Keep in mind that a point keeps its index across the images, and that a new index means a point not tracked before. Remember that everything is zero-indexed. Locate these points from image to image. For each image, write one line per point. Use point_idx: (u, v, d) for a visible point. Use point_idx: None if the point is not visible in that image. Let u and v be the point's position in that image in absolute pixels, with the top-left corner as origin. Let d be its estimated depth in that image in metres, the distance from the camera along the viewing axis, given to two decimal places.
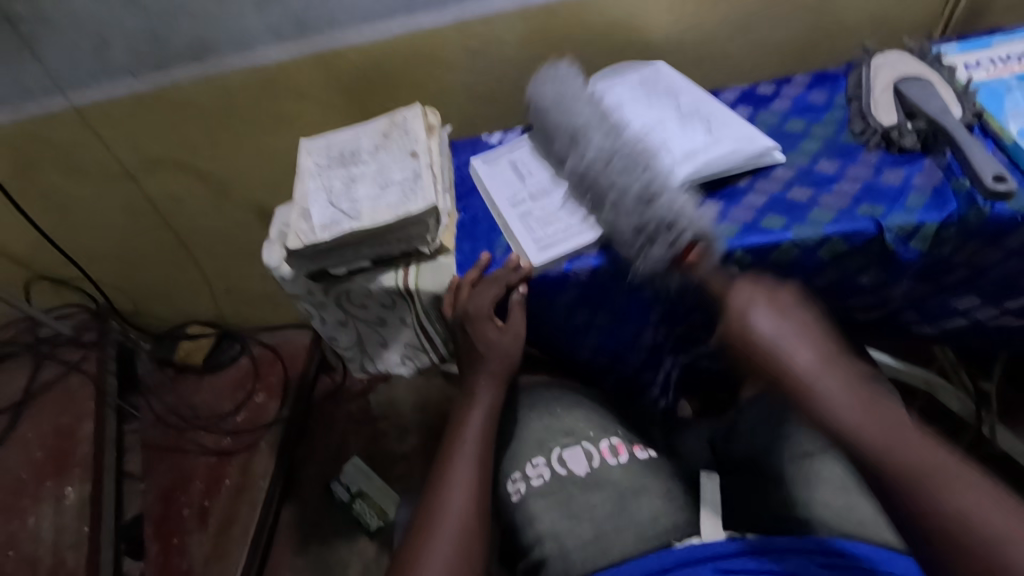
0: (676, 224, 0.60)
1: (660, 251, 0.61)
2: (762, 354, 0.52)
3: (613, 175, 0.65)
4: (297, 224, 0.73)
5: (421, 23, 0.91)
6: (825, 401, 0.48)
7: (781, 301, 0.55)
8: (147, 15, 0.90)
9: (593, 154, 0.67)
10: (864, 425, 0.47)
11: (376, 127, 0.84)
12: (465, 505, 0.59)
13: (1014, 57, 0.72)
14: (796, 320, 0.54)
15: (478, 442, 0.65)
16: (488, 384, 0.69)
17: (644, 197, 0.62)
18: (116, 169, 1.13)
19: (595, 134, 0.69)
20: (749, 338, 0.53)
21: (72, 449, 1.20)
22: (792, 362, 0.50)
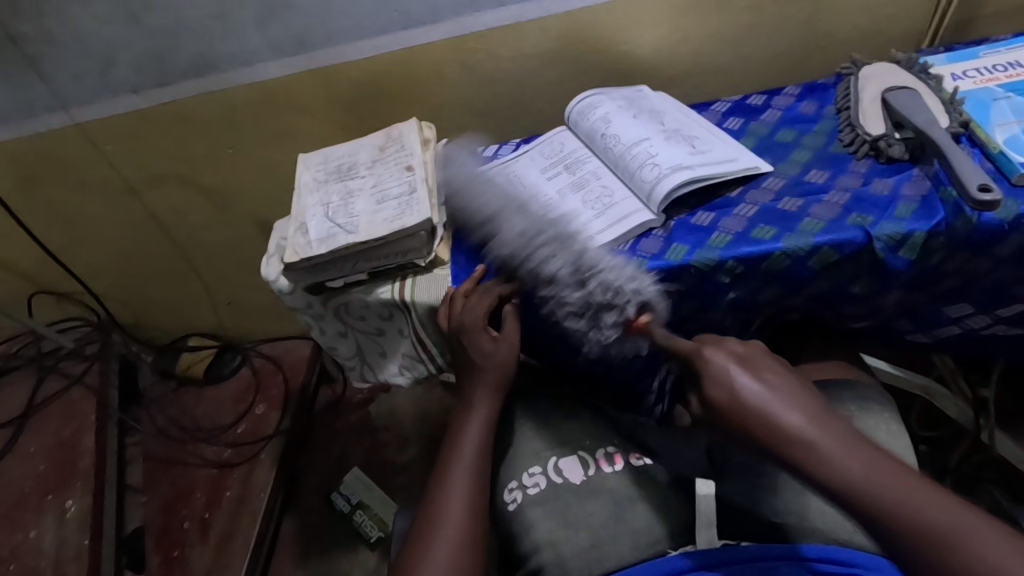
0: (619, 293, 0.64)
1: (608, 328, 0.65)
2: (751, 418, 0.46)
3: (540, 258, 0.66)
4: (295, 237, 0.74)
5: (418, 39, 0.93)
6: (820, 462, 0.43)
7: (756, 357, 0.49)
8: (148, 34, 0.92)
9: (508, 244, 0.68)
10: (868, 484, 0.42)
11: (372, 141, 0.85)
12: (463, 515, 0.59)
13: (1001, 67, 0.73)
14: (775, 371, 0.48)
15: (476, 449, 0.65)
16: (486, 393, 0.69)
17: (576, 276, 0.65)
18: (119, 184, 1.14)
19: (505, 223, 0.70)
20: (737, 400, 0.47)
21: (74, 462, 1.20)
22: (785, 425, 0.44)
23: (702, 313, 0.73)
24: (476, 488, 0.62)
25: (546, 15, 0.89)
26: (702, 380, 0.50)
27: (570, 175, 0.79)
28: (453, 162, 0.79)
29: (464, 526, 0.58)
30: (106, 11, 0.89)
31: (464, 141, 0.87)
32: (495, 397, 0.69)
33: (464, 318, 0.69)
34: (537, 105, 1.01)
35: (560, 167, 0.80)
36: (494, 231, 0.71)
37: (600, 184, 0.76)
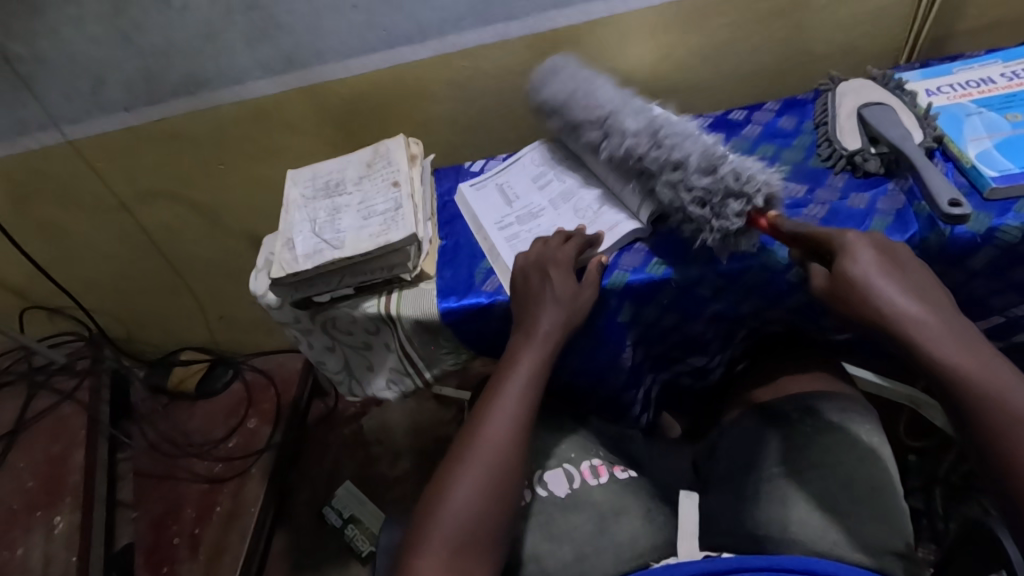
0: (749, 182, 0.60)
1: (732, 211, 0.60)
2: (867, 303, 0.53)
3: (670, 144, 0.65)
4: (281, 253, 0.75)
5: (405, 56, 0.94)
6: (926, 339, 0.51)
7: (891, 255, 0.56)
8: (139, 53, 0.93)
9: (641, 138, 0.67)
10: (955, 358, 0.49)
11: (360, 158, 0.86)
12: (493, 462, 0.56)
13: (973, 83, 0.74)
14: (901, 264, 0.56)
15: (518, 406, 0.59)
16: (551, 327, 0.63)
17: (707, 165, 0.62)
18: (110, 201, 1.15)
19: (626, 114, 0.70)
20: (850, 280, 0.54)
21: (63, 478, 1.20)
22: (899, 303, 0.52)
23: (684, 324, 0.74)
24: (514, 445, 0.57)
25: (531, 33, 0.91)
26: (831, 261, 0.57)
27: (560, 182, 0.79)
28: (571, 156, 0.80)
29: (490, 490, 0.55)
30: (99, 31, 0.91)
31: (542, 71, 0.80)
32: (547, 349, 0.62)
33: (547, 253, 0.67)
34: (524, 120, 1.02)
35: (550, 174, 0.81)
36: (610, 124, 0.71)
37: (591, 190, 0.76)
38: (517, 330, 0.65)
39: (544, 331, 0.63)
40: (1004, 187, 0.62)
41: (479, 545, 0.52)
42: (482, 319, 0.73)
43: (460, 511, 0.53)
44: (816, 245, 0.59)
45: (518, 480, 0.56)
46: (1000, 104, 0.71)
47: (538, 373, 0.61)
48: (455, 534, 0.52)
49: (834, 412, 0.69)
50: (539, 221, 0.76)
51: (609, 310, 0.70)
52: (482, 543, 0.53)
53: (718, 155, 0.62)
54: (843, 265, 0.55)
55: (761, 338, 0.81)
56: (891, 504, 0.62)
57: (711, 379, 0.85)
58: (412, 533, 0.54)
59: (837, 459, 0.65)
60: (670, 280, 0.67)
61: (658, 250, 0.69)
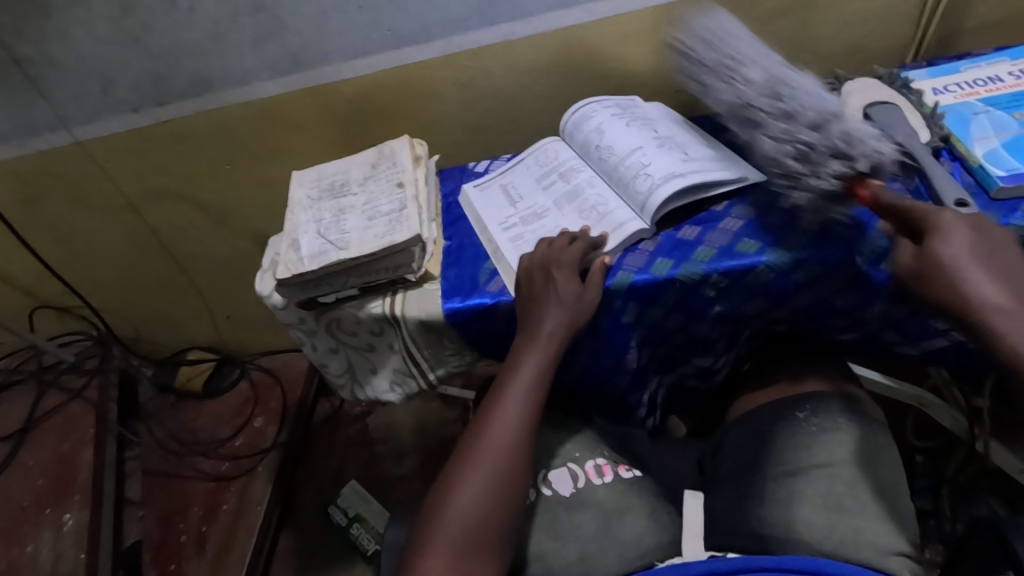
0: (853, 145, 0.60)
1: (833, 169, 0.60)
2: (953, 285, 0.50)
3: (776, 109, 0.65)
4: (287, 254, 0.75)
5: (409, 57, 0.94)
6: (1008, 332, 0.47)
7: (989, 241, 0.52)
8: (147, 54, 0.94)
9: (759, 91, 0.67)
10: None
11: (365, 159, 0.87)
12: (496, 463, 0.56)
13: (981, 82, 0.74)
14: (1005, 254, 0.51)
15: (522, 408, 0.59)
16: (556, 327, 0.63)
17: (815, 122, 0.61)
18: (118, 201, 1.16)
19: (721, 78, 0.70)
20: (941, 262, 0.51)
21: (72, 476, 1.21)
22: (987, 284, 0.49)
23: (689, 325, 0.73)
24: (518, 446, 0.57)
25: (535, 33, 0.91)
26: (922, 238, 0.54)
27: (564, 183, 0.79)
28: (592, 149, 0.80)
29: (495, 490, 0.55)
30: (107, 32, 0.91)
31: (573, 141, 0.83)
32: (551, 350, 0.62)
33: (551, 255, 0.67)
34: (528, 120, 1.02)
35: (554, 175, 0.81)
36: (716, 81, 0.71)
37: (595, 191, 0.76)
38: (521, 332, 0.65)
39: (548, 332, 0.63)
40: (1012, 186, 0.61)
41: (484, 545, 0.53)
42: (486, 319, 0.73)
43: (464, 511, 0.53)
44: (913, 224, 0.56)
45: (522, 481, 0.57)
46: (1008, 102, 0.70)
47: (543, 375, 0.62)
48: (460, 534, 0.52)
49: (839, 413, 0.69)
50: (543, 221, 0.76)
51: (613, 311, 0.70)
52: (487, 542, 0.53)
53: (832, 114, 0.61)
54: (935, 246, 0.51)
55: (764, 340, 0.81)
56: (897, 504, 0.62)
57: (717, 380, 0.84)
58: (417, 533, 0.54)
59: (844, 460, 0.65)
60: (674, 280, 0.67)
61: (663, 251, 0.69)
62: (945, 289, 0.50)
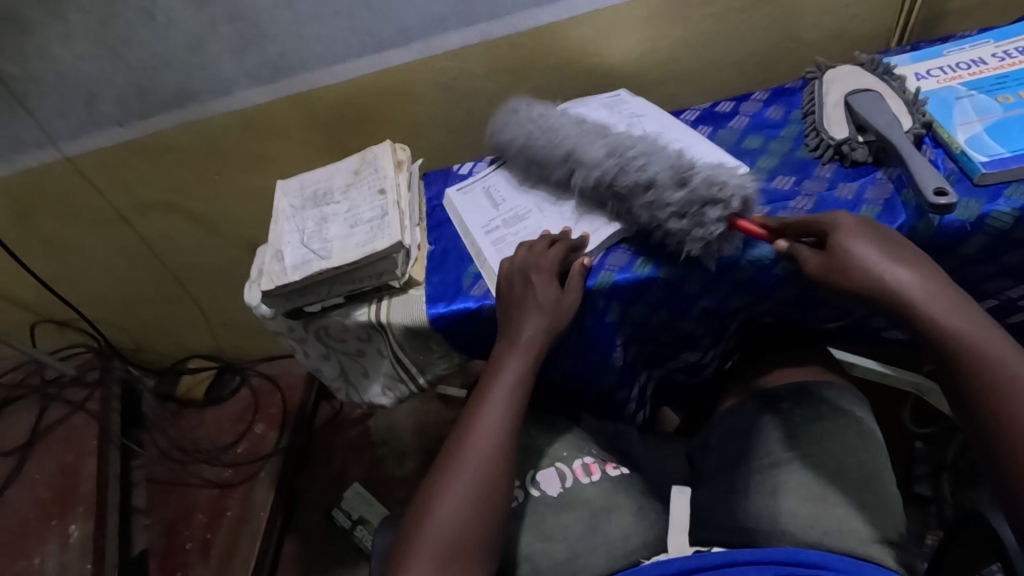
0: (723, 187, 0.62)
1: (711, 217, 0.61)
2: (860, 273, 0.55)
3: (636, 167, 0.66)
4: (271, 264, 0.76)
5: (390, 60, 0.94)
6: (915, 303, 0.53)
7: (882, 236, 0.57)
8: (128, 68, 0.94)
9: (597, 155, 0.69)
10: (940, 317, 0.52)
11: (348, 165, 0.87)
12: (481, 470, 0.56)
13: (963, 65, 0.73)
14: (894, 246, 0.57)
15: (504, 413, 0.60)
16: (535, 329, 0.63)
17: (678, 176, 0.63)
18: (109, 214, 1.17)
19: (558, 138, 0.73)
20: (848, 256, 0.55)
21: (76, 487, 1.22)
22: (891, 268, 0.54)
23: (674, 322, 0.73)
24: (502, 451, 0.58)
25: (514, 31, 0.91)
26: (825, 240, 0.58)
27: (546, 184, 0.79)
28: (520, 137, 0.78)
29: (476, 499, 0.55)
30: (87, 47, 0.91)
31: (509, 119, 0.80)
32: (531, 354, 0.63)
33: (532, 260, 0.66)
34: (511, 119, 1.02)
35: (536, 177, 0.80)
36: (558, 140, 0.73)
37: (577, 192, 0.75)
38: (501, 337, 0.65)
39: (528, 337, 0.63)
40: (995, 172, 0.60)
41: (468, 556, 0.53)
42: (471, 323, 0.73)
43: (445, 522, 0.54)
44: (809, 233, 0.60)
45: (507, 486, 0.57)
46: (990, 86, 0.69)
47: (524, 381, 0.62)
48: (443, 545, 0.53)
49: (824, 402, 0.68)
50: (526, 223, 0.76)
51: (596, 311, 0.70)
52: (471, 552, 0.53)
53: (687, 169, 0.63)
54: (843, 244, 0.56)
55: (755, 328, 0.79)
56: (884, 493, 0.62)
57: (706, 373, 0.84)
58: (401, 543, 0.54)
59: (829, 451, 0.65)
60: (656, 279, 0.66)
61: (645, 248, 0.69)
62: (860, 280, 0.54)
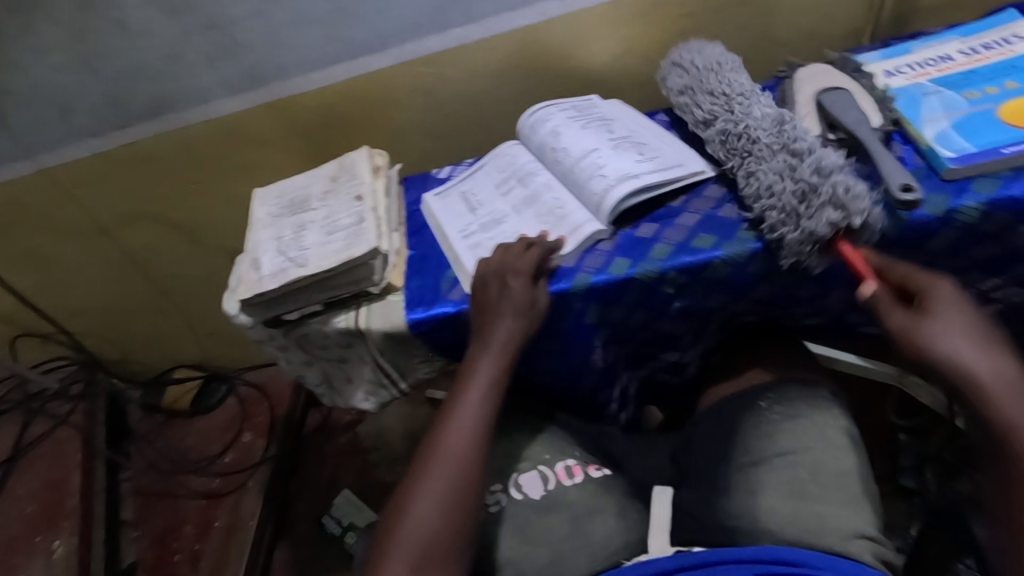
0: (853, 198, 0.59)
1: (827, 216, 0.59)
2: (934, 347, 0.53)
3: (796, 146, 0.65)
4: (248, 274, 0.75)
5: (366, 66, 0.94)
6: (990, 394, 0.50)
7: (969, 316, 0.54)
8: (103, 78, 0.93)
9: (764, 127, 0.68)
10: (1015, 417, 0.49)
11: (325, 173, 0.87)
12: (455, 473, 0.57)
13: (931, 62, 0.74)
14: (983, 328, 0.54)
15: (476, 416, 0.60)
16: (507, 330, 0.63)
17: (817, 168, 0.62)
18: (89, 225, 1.16)
19: (750, 102, 0.72)
20: (927, 333, 0.53)
21: (61, 502, 1.21)
22: (977, 345, 0.52)
23: (652, 322, 0.73)
24: (473, 452, 0.58)
25: (490, 35, 0.91)
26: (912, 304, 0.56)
27: (523, 188, 0.79)
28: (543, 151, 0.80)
29: (448, 503, 0.55)
30: (60, 59, 0.91)
31: (529, 126, 0.83)
32: (502, 354, 0.63)
33: (506, 262, 0.66)
34: (491, 122, 1.02)
35: (512, 181, 0.80)
36: (744, 103, 0.72)
37: (552, 195, 0.75)
38: (475, 338, 0.65)
39: (500, 339, 0.63)
40: (961, 167, 0.61)
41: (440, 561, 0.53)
42: (450, 328, 0.73)
43: (417, 527, 0.54)
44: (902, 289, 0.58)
45: (478, 487, 0.57)
46: (958, 81, 0.70)
47: (498, 385, 0.62)
48: (415, 551, 0.53)
49: (802, 400, 0.69)
50: (502, 226, 0.76)
51: (574, 313, 0.70)
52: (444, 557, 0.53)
53: (835, 165, 0.61)
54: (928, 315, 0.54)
55: (738, 327, 0.79)
56: (862, 486, 0.63)
57: (688, 372, 0.83)
58: (376, 550, 0.55)
59: (805, 447, 0.65)
60: (632, 279, 0.67)
61: (621, 249, 0.69)
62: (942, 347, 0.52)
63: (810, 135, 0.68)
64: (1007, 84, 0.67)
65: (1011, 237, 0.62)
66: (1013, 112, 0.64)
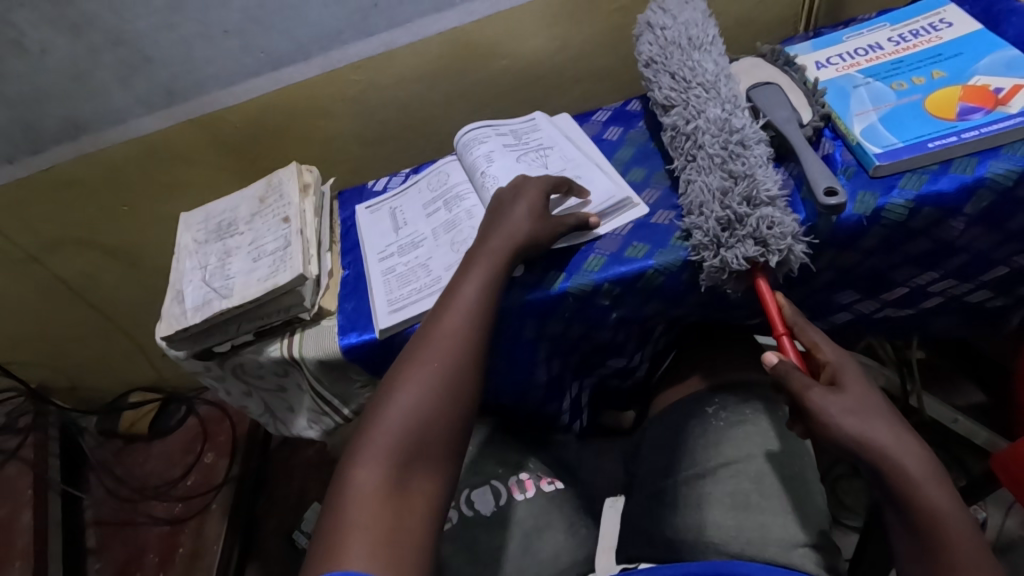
0: (775, 234, 0.58)
1: (744, 251, 0.59)
2: (842, 428, 0.51)
3: (737, 159, 0.62)
4: (171, 308, 0.72)
5: (290, 77, 0.90)
6: (910, 478, 0.48)
7: (867, 390, 0.53)
8: (8, 102, 0.88)
9: (711, 132, 0.65)
10: (936, 500, 0.47)
11: (253, 192, 0.83)
12: (444, 363, 0.53)
13: (861, 52, 0.73)
14: (880, 402, 0.52)
15: (469, 318, 0.57)
16: (510, 227, 0.62)
17: (748, 197, 0.60)
18: (15, 253, 1.10)
19: (708, 96, 0.68)
20: (837, 413, 0.51)
21: (11, 542, 1.17)
22: (894, 425, 0.50)
23: (592, 333, 0.72)
24: (468, 345, 0.55)
25: (417, 39, 0.88)
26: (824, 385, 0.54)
27: (447, 212, 0.77)
28: (480, 166, 0.76)
29: (436, 398, 0.51)
30: None
31: (465, 146, 0.79)
32: (506, 250, 0.61)
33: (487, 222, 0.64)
34: (429, 127, 0.98)
35: (439, 204, 0.78)
36: (701, 95, 0.68)
37: (472, 224, 0.73)
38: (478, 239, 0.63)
39: (508, 235, 0.62)
40: (889, 163, 0.60)
41: (427, 458, 0.49)
42: (386, 354, 0.71)
43: (401, 422, 0.50)
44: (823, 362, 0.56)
45: (473, 382, 0.54)
46: (886, 71, 0.69)
47: (492, 291, 0.59)
48: (398, 445, 0.48)
49: (746, 405, 0.68)
50: (419, 254, 0.74)
51: (512, 330, 0.68)
52: (430, 454, 0.49)
53: (766, 196, 0.60)
54: (832, 393, 0.52)
55: (684, 327, 0.78)
56: (811, 490, 0.62)
57: (637, 377, 0.83)
58: (355, 441, 0.50)
59: (749, 455, 0.65)
60: (566, 294, 0.65)
61: (556, 261, 0.67)
62: (862, 428, 0.50)
63: (747, 127, 0.65)
64: (934, 74, 0.66)
65: (941, 230, 0.61)
66: (939, 104, 0.63)
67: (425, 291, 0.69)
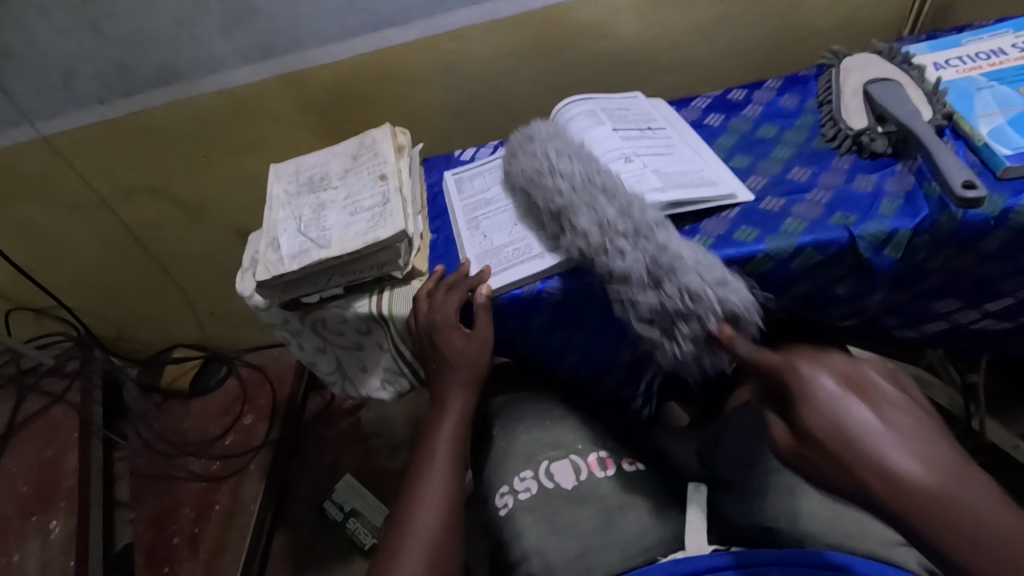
0: (698, 300, 0.56)
1: (688, 334, 0.57)
2: (818, 445, 0.38)
3: (614, 256, 0.59)
4: (266, 253, 0.72)
5: (389, 39, 0.90)
6: (910, 478, 0.34)
7: (840, 381, 0.41)
8: (110, 41, 0.89)
9: (586, 245, 0.60)
10: (958, 496, 0.33)
11: (345, 150, 0.83)
12: (427, 536, 0.54)
13: (983, 56, 0.71)
14: (859, 390, 0.40)
15: (442, 485, 0.58)
16: (459, 390, 0.65)
17: (651, 282, 0.57)
18: (88, 196, 1.11)
19: (567, 204, 0.63)
20: (809, 424, 0.40)
21: (57, 483, 1.17)
22: (854, 425, 0.38)
23: None
24: (449, 507, 0.57)
25: (519, 12, 0.87)
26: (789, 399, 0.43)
27: None
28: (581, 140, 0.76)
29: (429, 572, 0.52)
30: (67, 21, 0.86)
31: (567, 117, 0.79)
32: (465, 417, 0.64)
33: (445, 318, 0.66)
34: (514, 104, 0.98)
35: None
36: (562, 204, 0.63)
37: None
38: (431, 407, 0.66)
39: (458, 409, 0.64)
40: (1020, 165, 0.59)
41: None
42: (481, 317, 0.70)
43: None
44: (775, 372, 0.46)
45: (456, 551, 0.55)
46: (1012, 76, 0.68)
47: (460, 456, 0.61)
48: None
49: None
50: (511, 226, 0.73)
51: (606, 306, 0.69)
52: None
53: (663, 271, 0.57)
54: (801, 399, 0.41)
55: None
56: None
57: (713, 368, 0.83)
58: None
59: None
60: None
61: None
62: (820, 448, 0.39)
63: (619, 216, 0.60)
64: None
65: None
66: None
67: (523, 256, 0.68)
